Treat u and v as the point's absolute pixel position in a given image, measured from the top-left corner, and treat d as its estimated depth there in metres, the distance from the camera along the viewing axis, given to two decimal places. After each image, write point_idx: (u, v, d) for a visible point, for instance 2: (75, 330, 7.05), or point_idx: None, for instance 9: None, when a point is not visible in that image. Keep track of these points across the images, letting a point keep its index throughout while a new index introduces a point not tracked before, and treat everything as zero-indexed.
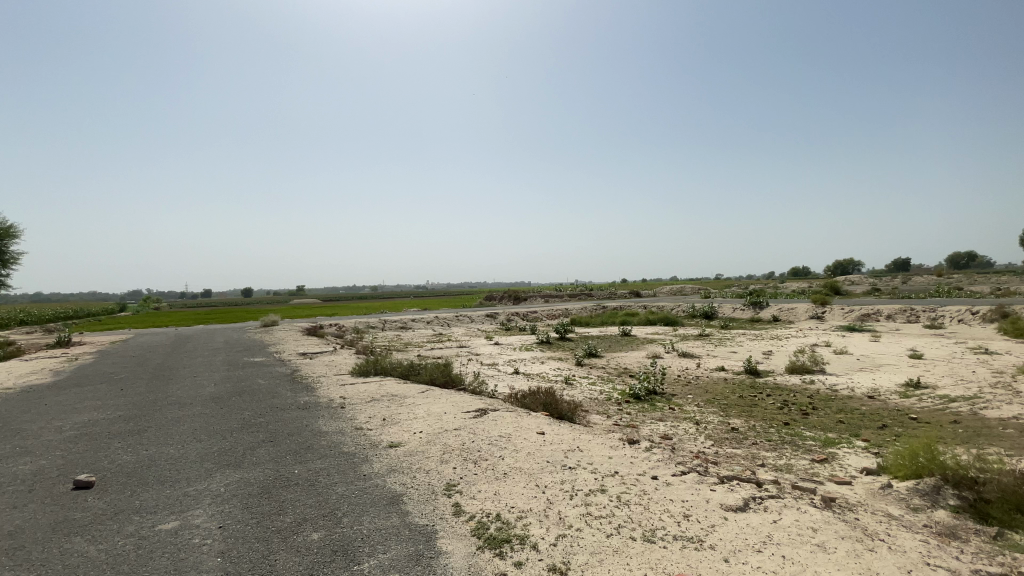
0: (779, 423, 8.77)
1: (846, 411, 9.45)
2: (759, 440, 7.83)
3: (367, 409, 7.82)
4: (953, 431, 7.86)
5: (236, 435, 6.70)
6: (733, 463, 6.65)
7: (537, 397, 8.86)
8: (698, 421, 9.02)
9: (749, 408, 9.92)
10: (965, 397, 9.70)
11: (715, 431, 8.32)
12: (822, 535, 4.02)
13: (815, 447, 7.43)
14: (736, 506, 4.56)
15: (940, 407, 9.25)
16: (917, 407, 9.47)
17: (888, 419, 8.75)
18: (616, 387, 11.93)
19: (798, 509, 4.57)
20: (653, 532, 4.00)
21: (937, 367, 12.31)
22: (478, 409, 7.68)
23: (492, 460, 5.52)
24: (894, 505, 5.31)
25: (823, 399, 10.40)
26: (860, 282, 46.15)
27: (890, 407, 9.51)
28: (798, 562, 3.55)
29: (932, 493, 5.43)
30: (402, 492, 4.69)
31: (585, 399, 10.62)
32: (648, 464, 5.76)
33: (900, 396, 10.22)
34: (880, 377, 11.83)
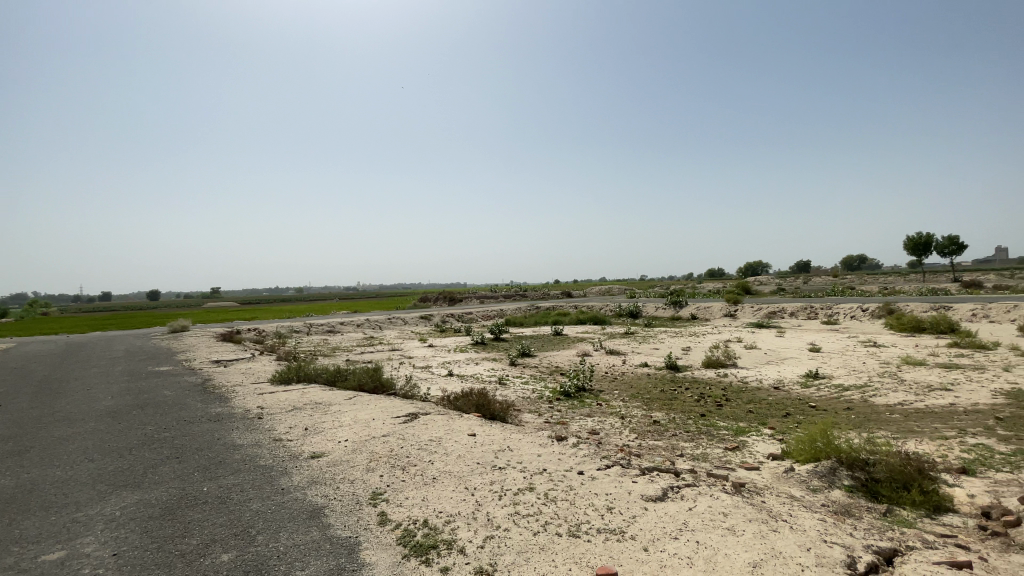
0: (697, 415, 9.34)
1: (756, 401, 10.26)
2: (679, 432, 8.28)
3: (288, 419, 7.41)
4: (846, 417, 8.76)
5: (136, 453, 6.08)
6: (655, 455, 6.98)
7: (469, 398, 8.83)
8: (624, 416, 9.39)
9: (671, 401, 10.49)
10: (854, 386, 10.83)
11: (640, 425, 8.71)
12: (732, 519, 4.31)
13: (728, 436, 7.98)
14: (655, 496, 4.78)
15: (835, 395, 10.28)
16: (816, 395, 10.46)
17: (791, 407, 9.59)
18: (547, 386, 12.15)
19: (711, 496, 4.88)
20: (578, 527, 4.10)
21: (833, 359, 13.67)
22: (408, 414, 7.51)
23: (420, 465, 5.42)
24: (796, 487, 5.81)
25: (737, 391, 11.19)
26: (767, 283, 50.27)
27: (793, 396, 10.43)
28: (711, 546, 3.77)
29: (828, 474, 6.01)
30: (323, 504, 4.48)
31: (518, 398, 10.74)
32: (575, 459, 5.91)
33: (802, 386, 11.22)
34: (785, 369, 12.92)
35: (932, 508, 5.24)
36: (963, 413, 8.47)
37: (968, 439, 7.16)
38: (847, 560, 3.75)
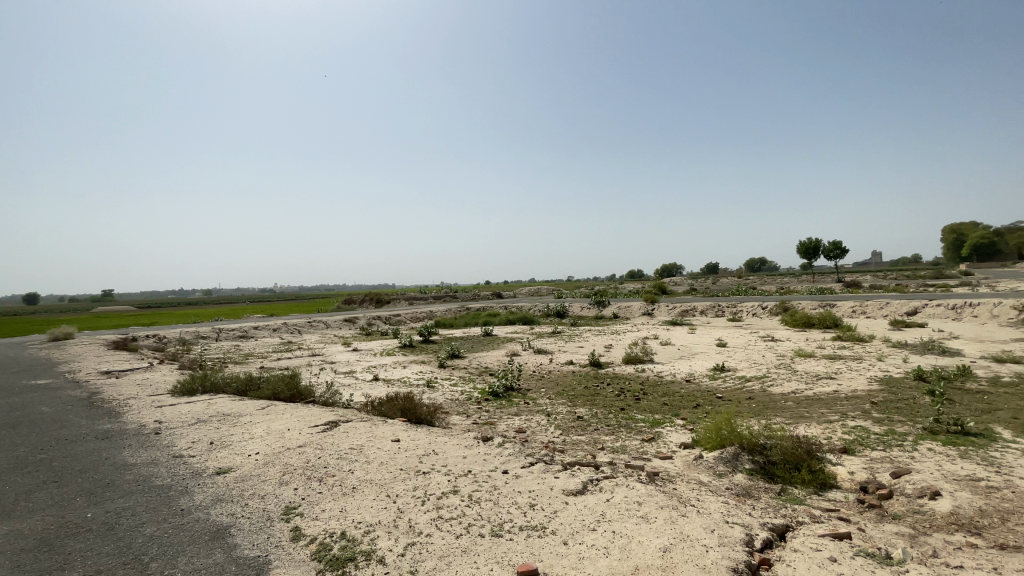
0: (617, 409, 9.78)
1: (670, 393, 10.92)
2: (601, 426, 8.62)
3: (192, 433, 6.82)
4: (749, 405, 9.57)
5: (3, 479, 5.31)
6: (578, 451, 7.21)
7: (394, 403, 8.61)
8: (549, 413, 9.61)
9: (593, 397, 10.90)
10: (755, 377, 11.85)
11: (564, 421, 8.97)
12: (646, 507, 4.55)
13: (645, 428, 8.43)
14: (576, 491, 4.93)
15: (739, 386, 11.20)
16: (723, 386, 11.34)
17: (701, 398, 10.32)
18: (475, 387, 12.14)
19: (628, 486, 5.12)
20: (501, 526, 4.13)
21: (737, 353, 14.88)
22: (327, 422, 7.19)
23: (338, 475, 5.20)
24: (704, 473, 6.26)
25: (654, 385, 11.84)
26: (682, 283, 53.67)
27: (703, 388, 11.23)
28: (626, 535, 3.96)
29: (732, 460, 6.52)
30: (230, 523, 4.17)
31: (445, 401, 10.65)
32: (500, 459, 5.96)
33: (710, 379, 12.10)
34: (697, 364, 13.86)
35: (818, 485, 5.85)
36: (844, 399, 9.56)
37: (848, 422, 8.08)
38: (745, 537, 4.09)
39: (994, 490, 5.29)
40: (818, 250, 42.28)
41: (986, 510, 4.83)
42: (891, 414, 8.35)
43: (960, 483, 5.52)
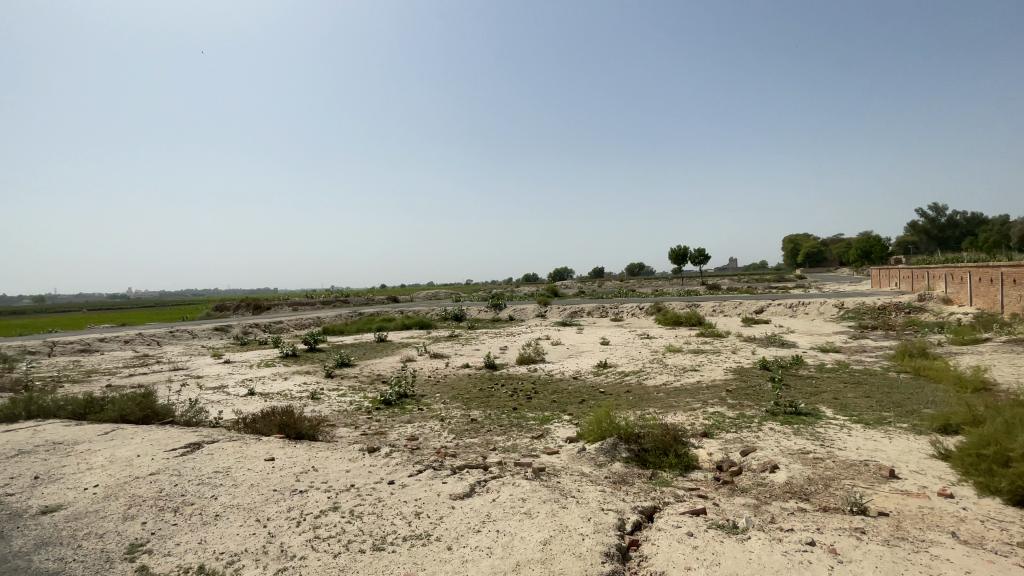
0: (509, 409, 10.00)
1: (559, 391, 11.45)
2: (493, 427, 8.76)
3: (7, 467, 5.67)
4: (628, 398, 10.37)
5: None
6: (469, 453, 7.25)
7: (272, 419, 7.94)
8: (443, 418, 9.55)
9: (487, 398, 11.04)
10: (634, 371, 12.86)
11: (457, 425, 8.97)
12: (530, 503, 4.71)
13: (535, 425, 8.74)
14: (462, 494, 4.96)
15: (620, 381, 12.08)
16: (606, 382, 12.15)
17: (586, 394, 10.96)
18: (365, 396, 11.65)
19: (513, 484, 5.27)
20: (384, 539, 4.02)
21: (619, 350, 16.06)
22: (188, 444, 6.41)
23: (200, 502, 4.66)
24: (587, 464, 6.65)
25: (544, 383, 12.32)
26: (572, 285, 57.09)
27: (588, 384, 11.95)
28: (509, 533, 4.07)
29: (611, 450, 7.01)
30: (56, 571, 3.54)
31: (332, 412, 10.07)
32: (386, 469, 5.79)
33: (595, 375, 12.90)
34: (584, 362, 14.67)
35: (683, 467, 6.51)
36: (706, 388, 10.78)
37: (708, 409, 9.11)
38: (618, 522, 4.42)
39: (818, 460, 6.31)
40: (688, 256, 47.27)
41: (811, 479, 5.75)
42: (743, 400, 9.59)
43: (793, 456, 6.50)
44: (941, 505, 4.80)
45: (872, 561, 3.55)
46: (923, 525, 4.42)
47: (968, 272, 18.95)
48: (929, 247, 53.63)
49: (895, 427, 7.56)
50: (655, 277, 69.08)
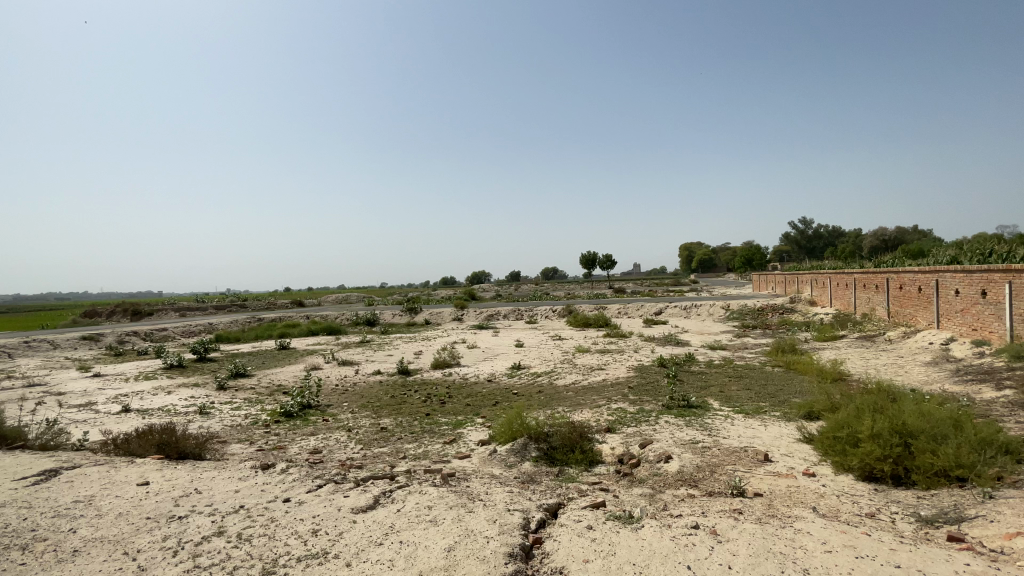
0: (421, 415, 9.81)
1: (472, 394, 11.45)
2: (404, 435, 8.54)
3: None
4: (539, 398, 10.65)
5: None
6: (377, 463, 7.00)
7: (149, 438, 7.08)
8: (350, 428, 9.13)
9: (398, 405, 10.74)
10: (546, 372, 13.20)
11: (366, 434, 8.62)
12: (436, 510, 4.65)
13: (447, 430, 8.65)
14: (365, 506, 4.78)
15: (532, 381, 12.35)
16: (519, 383, 12.37)
17: (499, 396, 11.07)
18: (263, 408, 10.79)
19: (420, 492, 5.17)
20: (275, 561, 3.76)
21: (532, 352, 16.41)
22: (41, 471, 5.52)
23: (53, 537, 4.03)
24: (497, 466, 6.72)
25: (458, 387, 12.24)
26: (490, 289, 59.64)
27: (501, 387, 12.08)
28: (413, 542, 3.99)
29: (521, 450, 7.14)
30: None
31: (224, 428, 9.21)
32: (281, 487, 5.40)
33: (508, 377, 13.08)
34: (498, 364, 14.80)
35: (588, 462, 6.81)
36: (611, 385, 11.38)
37: (612, 405, 9.61)
38: (523, 522, 4.51)
39: (706, 448, 6.92)
40: (598, 262, 49.68)
41: (700, 466, 6.28)
42: (643, 395, 10.24)
43: (685, 446, 7.06)
44: (805, 483, 5.48)
45: (745, 539, 3.95)
46: (790, 503, 5.00)
47: (828, 278, 21.94)
48: (799, 256, 61.17)
49: (770, 415, 8.52)
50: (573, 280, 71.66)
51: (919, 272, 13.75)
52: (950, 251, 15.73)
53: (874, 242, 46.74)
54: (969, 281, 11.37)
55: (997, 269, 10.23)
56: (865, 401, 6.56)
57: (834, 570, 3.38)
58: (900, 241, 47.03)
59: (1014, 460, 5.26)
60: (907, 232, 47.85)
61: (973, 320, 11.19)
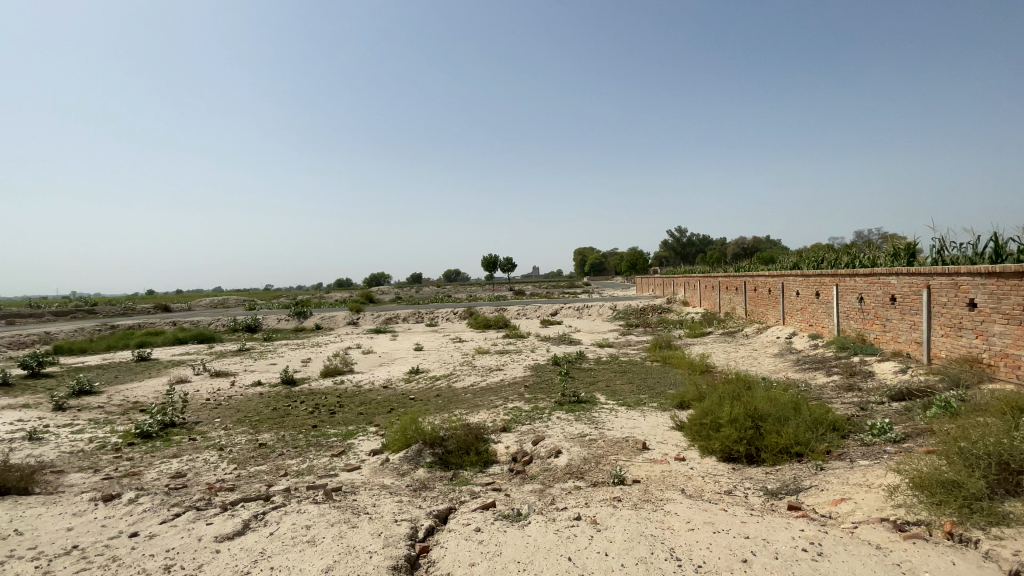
0: (307, 427, 9.14)
1: (365, 402, 10.93)
2: (285, 450, 7.87)
3: None
4: (436, 402, 10.46)
5: None
6: (253, 483, 6.37)
7: None
8: (222, 446, 8.20)
9: (281, 418, 9.90)
10: (444, 376, 13.03)
11: (241, 452, 7.81)
12: (314, 529, 4.35)
13: (336, 442, 8.15)
14: (231, 533, 4.31)
15: (429, 386, 12.12)
16: (415, 388, 12.06)
17: (394, 403, 10.69)
18: (113, 430, 9.28)
19: (297, 512, 4.78)
20: None
21: (430, 355, 16.12)
22: None
23: None
24: (389, 476, 6.48)
25: (349, 396, 11.58)
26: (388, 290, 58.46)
27: (397, 392, 11.68)
28: (285, 568, 3.67)
29: (414, 457, 6.95)
30: None
31: (60, 455, 7.76)
32: (129, 520, 4.68)
33: (405, 382, 12.67)
34: (395, 369, 14.31)
35: (482, 463, 6.82)
36: (508, 385, 11.55)
37: (508, 405, 9.76)
38: (410, 532, 4.37)
39: (593, 441, 7.30)
40: (499, 265, 50.41)
41: (587, 458, 6.60)
42: (538, 394, 10.53)
43: (574, 440, 7.39)
44: (676, 468, 6.01)
45: (622, 525, 4.21)
46: (663, 487, 5.45)
47: (699, 280, 24.45)
48: (676, 261, 67.56)
49: (650, 406, 9.24)
50: (472, 282, 72.08)
51: (769, 276, 15.82)
52: (792, 258, 18.38)
53: (736, 250, 53.29)
54: (806, 283, 13.34)
55: (826, 274, 12.15)
56: (726, 390, 7.38)
57: (696, 545, 3.73)
58: (756, 249, 54.04)
59: (838, 435, 6.24)
60: (761, 242, 55.23)
61: (810, 317, 13.14)
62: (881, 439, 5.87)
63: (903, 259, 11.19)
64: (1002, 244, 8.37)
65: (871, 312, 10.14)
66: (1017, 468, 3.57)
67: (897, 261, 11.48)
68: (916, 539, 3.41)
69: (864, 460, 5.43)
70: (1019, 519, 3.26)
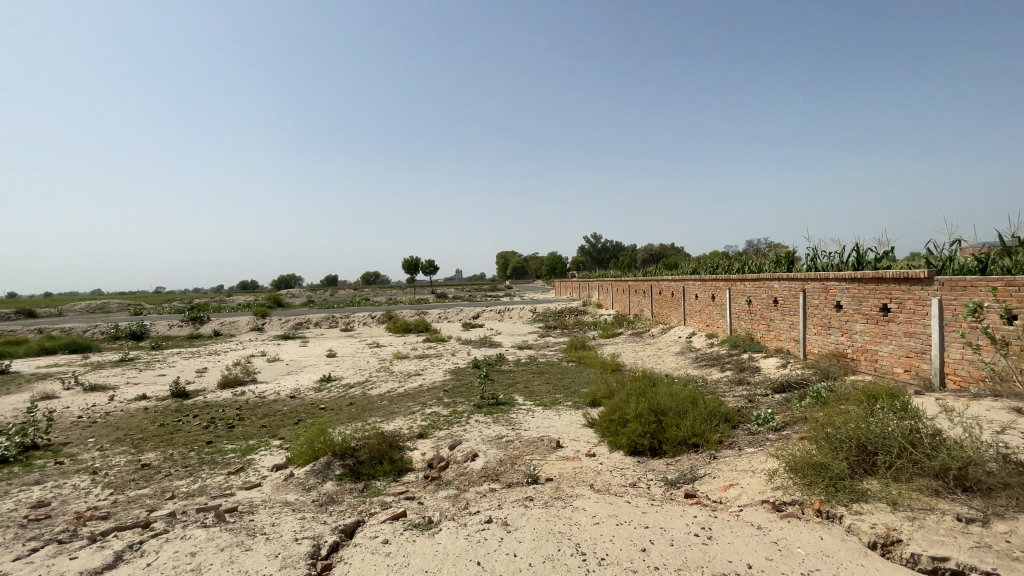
0: (201, 444, 8.31)
1: (269, 413, 10.17)
2: (174, 470, 7.10)
3: None
4: (348, 411, 9.99)
5: None
6: (133, 509, 5.67)
7: None
8: (96, 469, 7.22)
9: (171, 434, 8.92)
10: (358, 383, 12.48)
11: (120, 475, 6.92)
12: (202, 555, 3.95)
13: (234, 459, 7.49)
14: (100, 568, 3.79)
15: (342, 394, 11.55)
16: (326, 396, 11.43)
17: (302, 413, 10.06)
18: None
19: (182, 538, 4.32)
20: None
21: (344, 362, 15.38)
22: None
23: None
24: (293, 491, 6.06)
25: (252, 408, 10.69)
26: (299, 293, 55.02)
27: (306, 402, 10.99)
28: None
29: (322, 470, 6.57)
30: None
31: None
32: None
33: (315, 391, 11.95)
34: (304, 378, 13.47)
35: (396, 472, 6.60)
36: (426, 390, 11.33)
37: (426, 410, 9.56)
38: (311, 550, 4.11)
39: (509, 442, 7.36)
40: (419, 267, 49.42)
41: (502, 460, 6.64)
42: (457, 398, 10.41)
43: (491, 442, 7.39)
44: (587, 464, 6.22)
45: (532, 525, 4.27)
46: (574, 483, 5.62)
47: (611, 284, 25.67)
48: (591, 266, 70.49)
49: (565, 405, 9.50)
50: (390, 284, 69.95)
51: (673, 279, 16.98)
52: (692, 264, 19.92)
53: (645, 255, 56.73)
54: (704, 287, 14.49)
55: (721, 279, 13.27)
56: (634, 388, 7.78)
57: (600, 539, 3.87)
58: (663, 255, 57.87)
59: (730, 426, 6.81)
60: (668, 249, 59.26)
61: (707, 318, 14.29)
62: (765, 427, 6.48)
63: (784, 266, 12.52)
64: (862, 254, 9.63)
65: (757, 313, 11.23)
66: (872, 450, 4.08)
67: (779, 268, 12.83)
68: (790, 518, 3.79)
69: (750, 447, 5.98)
70: (873, 494, 3.73)
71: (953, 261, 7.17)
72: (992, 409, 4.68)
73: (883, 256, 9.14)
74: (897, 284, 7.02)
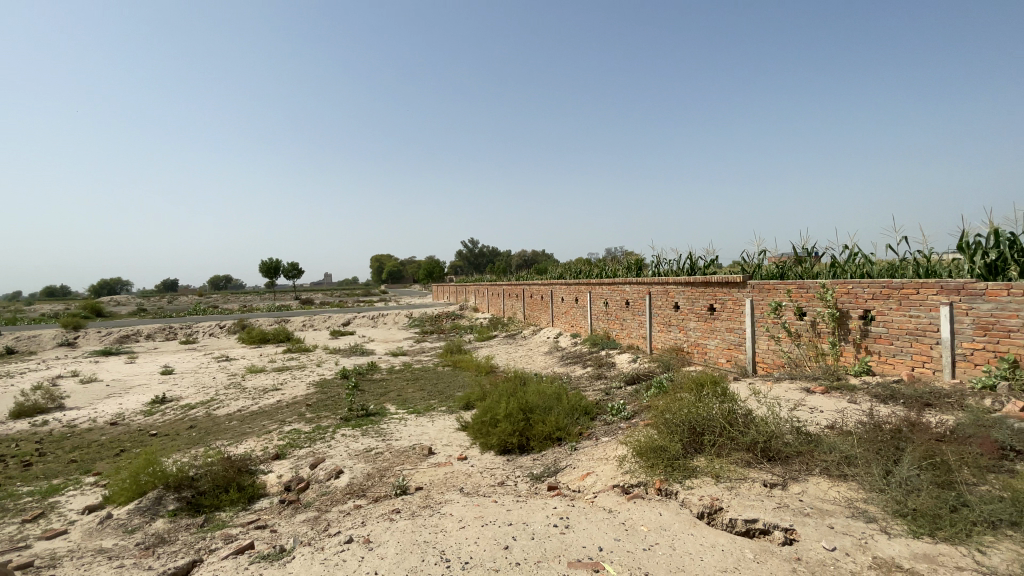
0: None
1: (81, 445, 8.44)
2: None
3: None
4: (188, 435, 8.71)
5: None
6: None
7: None
8: None
9: None
10: (201, 402, 10.97)
11: None
12: None
13: (29, 504, 6.07)
14: None
15: (181, 416, 10.05)
16: (160, 420, 9.85)
17: (127, 442, 8.53)
18: None
19: None
20: None
21: (184, 379, 13.41)
22: None
23: None
24: (110, 535, 5.10)
25: (56, 440, 8.76)
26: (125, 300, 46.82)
27: (132, 429, 9.34)
28: None
29: (150, 507, 5.63)
30: None
31: None
32: None
33: (145, 416, 10.19)
34: (131, 400, 11.43)
35: (246, 499, 5.90)
36: (285, 406, 10.37)
37: (284, 428, 8.74)
38: None
39: (377, 454, 7.06)
40: (281, 271, 45.33)
41: (369, 473, 6.34)
42: (321, 412, 9.70)
43: (357, 456, 7.01)
44: (458, 467, 6.23)
45: (396, 538, 4.13)
46: (444, 489, 5.59)
47: (485, 288, 26.17)
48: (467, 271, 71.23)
49: (437, 410, 9.41)
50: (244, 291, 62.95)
51: (541, 284, 17.83)
52: (558, 269, 21.18)
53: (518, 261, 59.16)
54: (569, 291, 15.46)
55: (583, 283, 14.27)
56: (504, 389, 7.98)
57: (465, 543, 3.87)
58: (534, 261, 60.83)
59: (589, 418, 7.32)
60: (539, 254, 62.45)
61: (571, 319, 15.25)
62: (618, 417, 7.10)
63: (635, 272, 13.89)
64: (695, 261, 11.07)
65: (613, 313, 12.28)
66: (700, 431, 4.68)
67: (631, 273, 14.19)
68: (636, 499, 4.18)
69: (606, 437, 6.50)
70: (702, 470, 4.29)
71: (761, 268, 8.59)
72: (788, 390, 5.69)
73: (711, 263, 10.64)
74: (721, 287, 8.20)
